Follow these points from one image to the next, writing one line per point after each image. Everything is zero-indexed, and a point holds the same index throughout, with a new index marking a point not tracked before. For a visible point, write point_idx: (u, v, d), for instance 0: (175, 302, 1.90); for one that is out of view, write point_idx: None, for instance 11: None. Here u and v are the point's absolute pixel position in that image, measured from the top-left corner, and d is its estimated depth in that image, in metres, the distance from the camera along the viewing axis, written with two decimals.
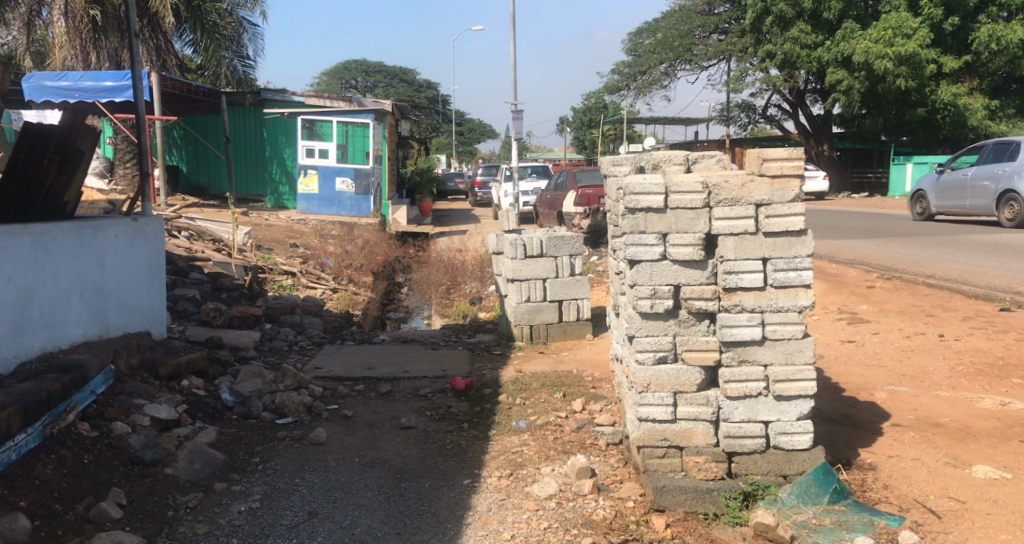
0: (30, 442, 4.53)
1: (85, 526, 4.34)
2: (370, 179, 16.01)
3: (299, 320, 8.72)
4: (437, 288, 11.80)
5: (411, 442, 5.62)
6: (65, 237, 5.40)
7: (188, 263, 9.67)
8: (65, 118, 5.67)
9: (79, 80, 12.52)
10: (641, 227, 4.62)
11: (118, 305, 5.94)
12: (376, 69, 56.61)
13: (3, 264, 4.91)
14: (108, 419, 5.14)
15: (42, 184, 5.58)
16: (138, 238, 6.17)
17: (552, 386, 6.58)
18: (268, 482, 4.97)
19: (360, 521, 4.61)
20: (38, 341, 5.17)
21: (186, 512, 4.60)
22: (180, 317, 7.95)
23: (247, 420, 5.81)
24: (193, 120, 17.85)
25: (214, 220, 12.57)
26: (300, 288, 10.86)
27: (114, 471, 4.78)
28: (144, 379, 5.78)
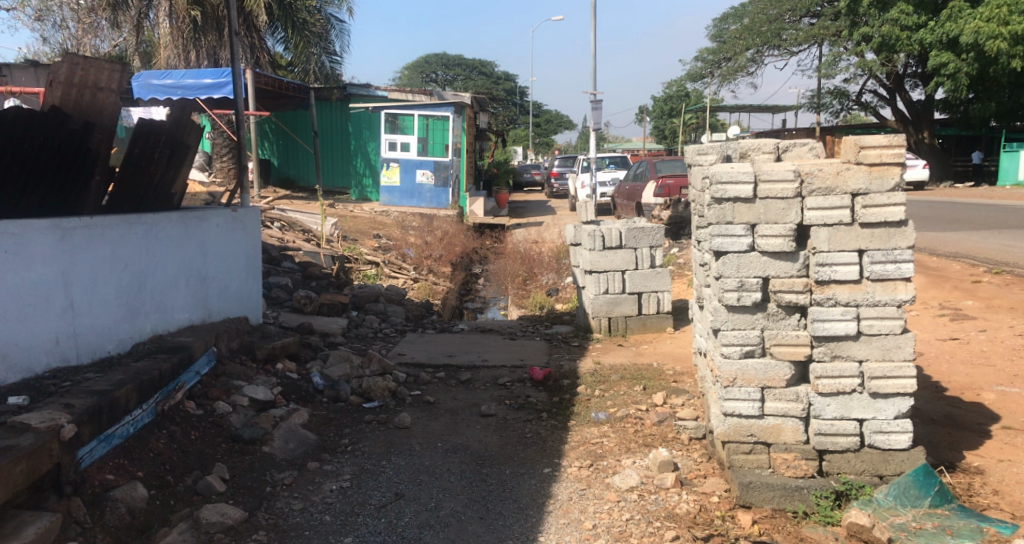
0: (145, 418, 4.67)
1: (193, 498, 4.50)
2: (449, 171, 16.01)
3: (382, 309, 8.83)
4: (514, 279, 11.79)
5: (491, 429, 5.63)
6: (174, 227, 5.58)
7: (280, 253, 9.91)
8: (176, 115, 5.75)
9: (181, 78, 12.78)
10: (728, 217, 4.51)
11: (220, 291, 6.13)
12: (456, 61, 56.52)
13: (120, 252, 5.07)
14: (211, 398, 5.29)
15: (152, 179, 5.77)
16: (237, 229, 6.34)
17: (631, 379, 6.50)
18: (357, 463, 5.07)
19: (443, 504, 4.65)
20: (150, 324, 5.35)
21: (283, 488, 4.74)
22: (274, 304, 8.18)
23: (336, 403, 5.93)
24: (283, 115, 18.22)
25: (302, 212, 12.82)
26: (382, 278, 11.01)
27: (216, 448, 4.92)
28: (242, 361, 5.96)
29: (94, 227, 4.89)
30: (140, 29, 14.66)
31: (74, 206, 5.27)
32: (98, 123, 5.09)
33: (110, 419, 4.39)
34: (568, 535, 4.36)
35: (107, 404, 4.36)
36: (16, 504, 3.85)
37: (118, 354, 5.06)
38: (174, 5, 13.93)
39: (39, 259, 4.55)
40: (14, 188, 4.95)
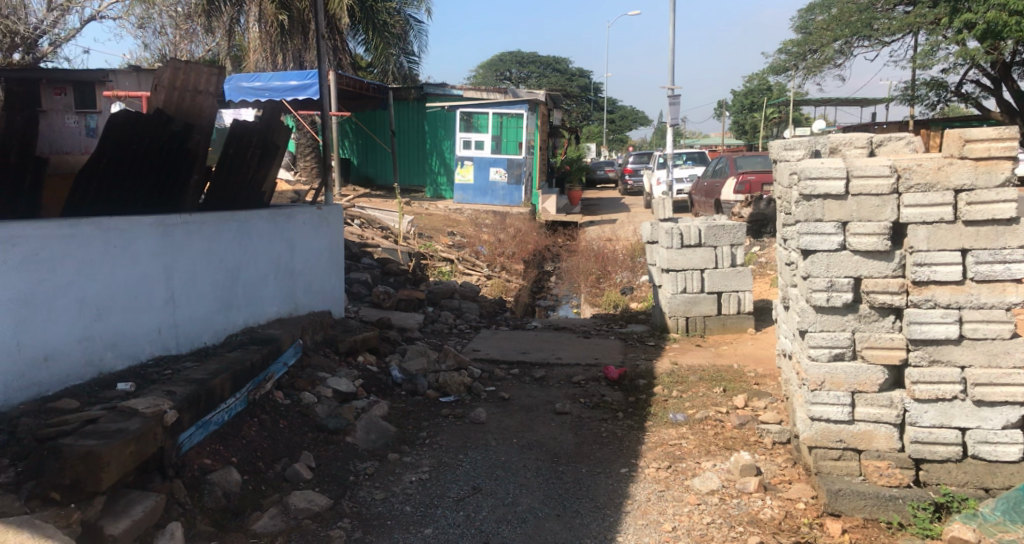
0: (238, 406, 4.79)
1: (282, 484, 4.60)
2: (522, 169, 15.95)
3: (457, 305, 8.84)
4: (587, 277, 11.65)
5: (566, 427, 5.55)
6: (263, 225, 5.87)
7: (360, 249, 10.03)
8: (267, 116, 5.90)
9: (269, 81, 12.97)
10: (817, 215, 4.34)
11: (305, 286, 6.38)
12: (531, 57, 56.23)
13: (216, 247, 5.37)
14: (298, 389, 5.39)
15: (247, 176, 5.93)
16: (322, 226, 6.58)
17: (710, 380, 6.33)
18: (435, 456, 5.10)
19: (520, 500, 4.63)
20: (242, 316, 5.63)
21: (365, 477, 4.81)
22: (354, 298, 8.30)
23: (414, 397, 5.96)
24: (364, 115, 18.48)
25: (380, 209, 12.95)
26: (457, 275, 11.02)
27: (303, 437, 5.02)
28: (326, 354, 6.06)
29: (192, 223, 5.15)
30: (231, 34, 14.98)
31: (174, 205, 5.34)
32: (196, 124, 5.20)
33: (207, 406, 4.50)
34: (646, 536, 4.27)
35: (205, 392, 4.48)
36: (124, 484, 3.92)
37: (213, 343, 5.33)
38: (263, 10, 14.18)
39: (142, 254, 4.77)
40: (119, 187, 5.08)
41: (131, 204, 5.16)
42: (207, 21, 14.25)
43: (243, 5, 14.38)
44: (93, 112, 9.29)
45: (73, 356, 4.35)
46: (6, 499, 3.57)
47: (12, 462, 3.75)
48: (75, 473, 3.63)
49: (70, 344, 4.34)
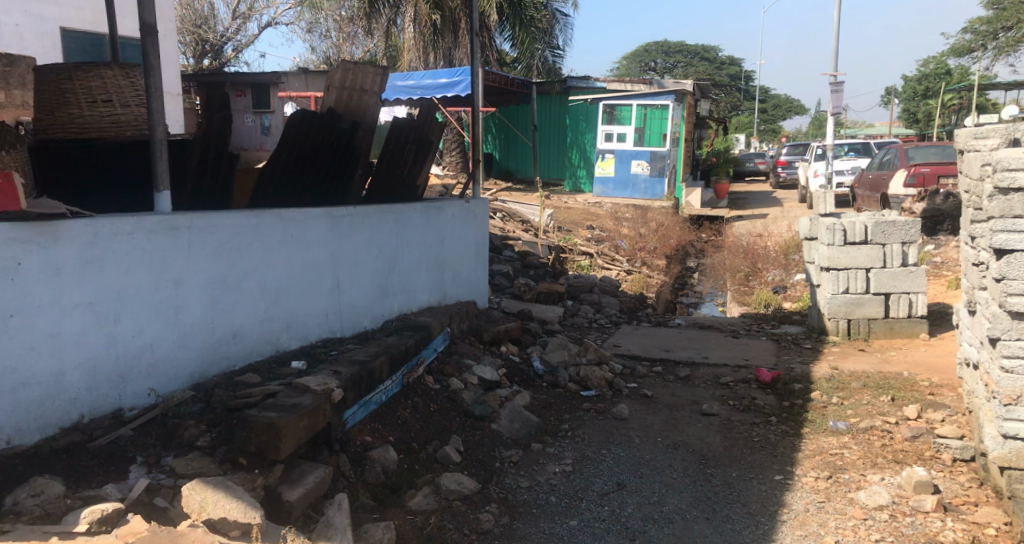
0: (393, 388, 4.80)
1: (434, 465, 4.56)
2: (665, 162, 15.54)
3: (597, 299, 8.61)
4: (734, 275, 11.15)
5: (714, 429, 5.25)
6: (418, 217, 5.87)
7: (502, 242, 10.01)
8: (425, 114, 5.92)
9: (421, 78, 13.13)
10: (1014, 210, 3.95)
11: (454, 276, 6.38)
12: (677, 47, 55.02)
13: (374, 238, 5.42)
14: (446, 375, 5.36)
15: (402, 172, 5.93)
16: (470, 219, 6.55)
17: (876, 388, 5.85)
18: (578, 449, 4.94)
19: (667, 500, 4.39)
20: (398, 304, 5.68)
21: (510, 465, 4.71)
22: (496, 290, 8.28)
23: (555, 389, 5.78)
24: (507, 110, 18.50)
25: (521, 202, 12.92)
26: (597, 269, 10.80)
27: (452, 421, 4.98)
28: (472, 342, 6.03)
29: (356, 215, 5.21)
30: (388, 35, 15.27)
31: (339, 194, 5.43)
32: (363, 122, 5.43)
33: (368, 385, 4.54)
34: None
35: (367, 373, 4.54)
36: (298, 454, 3.98)
37: (372, 329, 5.43)
38: (418, 11, 14.37)
39: (313, 243, 4.88)
40: (294, 180, 5.18)
41: (303, 195, 5.27)
42: (368, 24, 14.88)
43: (400, 6, 14.63)
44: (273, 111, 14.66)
45: (256, 335, 4.55)
46: (202, 460, 3.72)
47: (208, 428, 3.91)
48: (258, 441, 3.75)
49: (253, 323, 4.53)
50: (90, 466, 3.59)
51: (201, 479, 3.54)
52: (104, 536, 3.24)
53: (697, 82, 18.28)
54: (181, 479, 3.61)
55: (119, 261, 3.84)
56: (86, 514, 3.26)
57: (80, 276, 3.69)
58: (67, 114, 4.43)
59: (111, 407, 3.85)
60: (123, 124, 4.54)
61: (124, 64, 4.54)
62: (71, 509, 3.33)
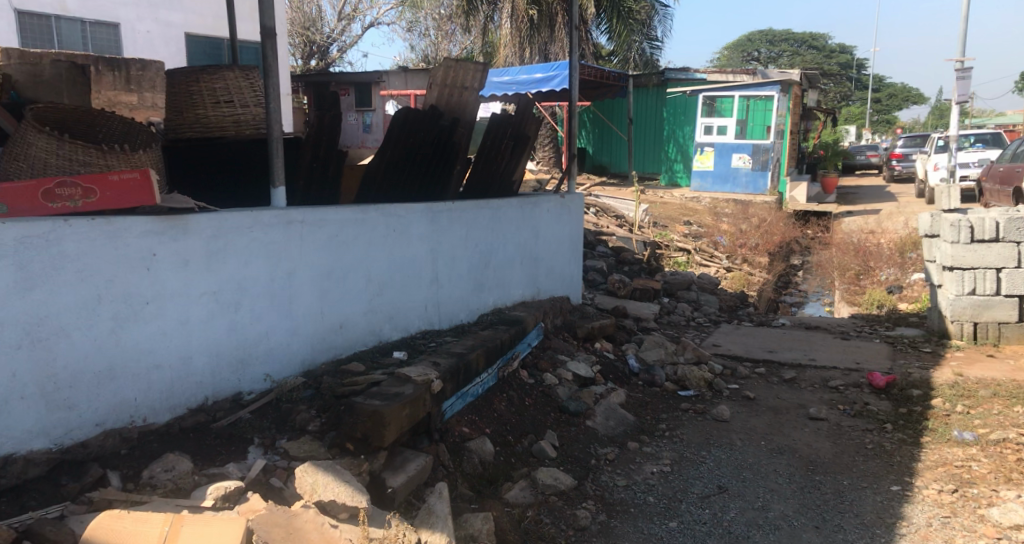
0: (488, 381, 4.84)
1: (529, 458, 4.60)
2: (769, 155, 15.14)
3: (694, 297, 8.48)
4: (845, 273, 10.76)
5: (823, 435, 5.09)
6: (513, 211, 5.89)
7: (595, 237, 10.00)
8: (521, 107, 5.94)
9: (516, 74, 13.11)
10: None
11: (548, 272, 6.39)
12: (786, 37, 52.72)
13: (471, 232, 5.47)
14: (540, 370, 5.38)
15: (499, 168, 5.94)
16: (565, 213, 6.53)
17: (1006, 397, 5.53)
18: (676, 449, 4.88)
19: (772, 505, 4.29)
20: (492, 298, 5.73)
21: (606, 463, 4.69)
22: (589, 286, 8.26)
23: (651, 388, 5.73)
24: (603, 104, 18.39)
25: (616, 197, 12.83)
26: (694, 266, 10.65)
27: (547, 416, 4.99)
28: (565, 338, 6.03)
29: (453, 210, 5.27)
30: (485, 31, 15.39)
31: (439, 187, 5.51)
32: (462, 118, 5.49)
33: (465, 378, 4.60)
34: None
35: (464, 365, 4.60)
36: (399, 442, 4.07)
37: (468, 322, 5.50)
38: (515, 5, 14.40)
39: (412, 236, 4.96)
40: (397, 176, 5.27)
41: (405, 190, 5.35)
42: (465, 21, 15.04)
43: (498, 3, 14.70)
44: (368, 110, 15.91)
45: (359, 326, 4.66)
46: (312, 444, 3.86)
47: (318, 413, 4.02)
48: (364, 427, 3.85)
49: (357, 314, 4.64)
50: (214, 444, 3.74)
51: (312, 463, 3.67)
52: (227, 513, 3.37)
53: (806, 73, 17.73)
54: (294, 461, 3.76)
55: (239, 253, 3.98)
56: (212, 491, 3.41)
57: (206, 267, 3.85)
58: (194, 114, 4.66)
59: (231, 390, 4.01)
60: (243, 124, 4.71)
61: (245, 66, 4.75)
62: (199, 485, 3.48)
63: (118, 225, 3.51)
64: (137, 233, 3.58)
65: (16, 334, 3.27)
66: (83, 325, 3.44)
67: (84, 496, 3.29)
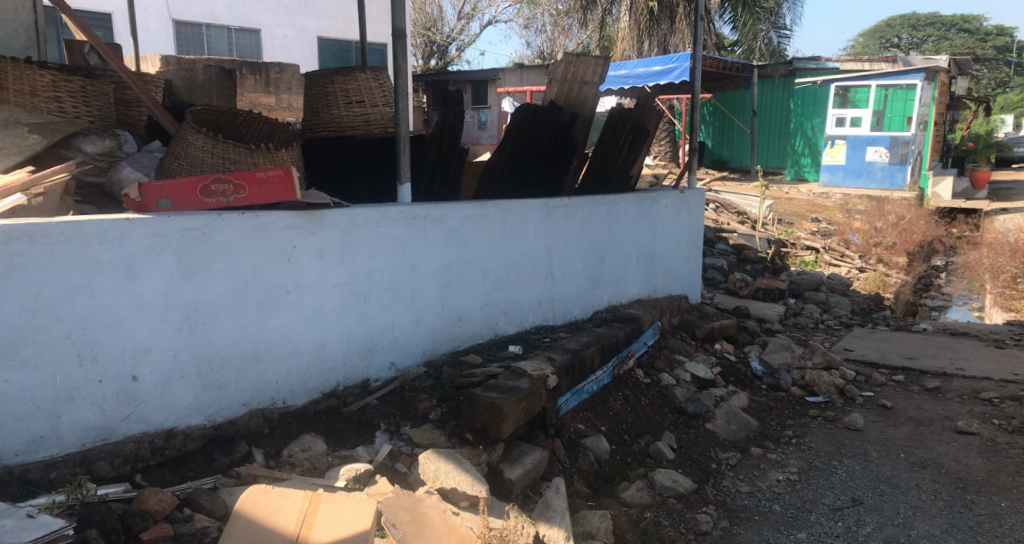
0: (604, 379, 4.92)
1: (647, 459, 4.63)
2: (909, 147, 14.50)
3: (824, 299, 8.26)
4: (994, 276, 10.18)
5: (975, 450, 4.87)
6: (631, 208, 5.92)
7: (715, 234, 9.94)
8: (641, 102, 5.96)
9: (634, 68, 13.02)
10: None
11: (664, 269, 6.40)
12: (925, 21, 48.06)
13: (588, 229, 5.54)
14: (657, 370, 5.41)
15: (615, 162, 5.99)
16: (685, 210, 6.51)
17: None
18: (804, 458, 4.81)
19: (915, 523, 4.17)
20: (606, 294, 5.79)
21: (728, 468, 4.68)
22: (709, 285, 8.23)
23: (776, 392, 5.69)
24: (725, 97, 18.06)
25: (739, 193, 12.62)
26: (823, 265, 10.39)
27: (664, 417, 5.03)
28: (683, 338, 6.07)
29: (571, 206, 5.35)
30: (604, 25, 15.36)
31: (555, 181, 5.61)
32: (580, 113, 5.60)
33: (580, 375, 4.69)
34: None
35: (579, 361, 4.68)
36: (516, 436, 4.19)
37: (582, 317, 5.59)
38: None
39: (530, 232, 5.08)
40: (517, 171, 5.39)
41: (524, 185, 5.47)
42: (583, 15, 15.08)
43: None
44: (483, 107, 16.20)
45: (477, 319, 4.81)
46: (434, 432, 4.00)
47: (439, 403, 4.20)
48: (483, 419, 3.98)
49: (475, 307, 4.79)
50: (345, 428, 3.96)
51: (434, 451, 3.80)
52: (358, 493, 3.53)
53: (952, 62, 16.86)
54: (417, 449, 3.90)
55: (369, 246, 4.18)
56: (345, 472, 3.59)
57: (340, 259, 4.07)
58: (329, 114, 4.92)
59: (360, 377, 4.22)
60: (373, 122, 4.94)
61: (375, 67, 4.95)
62: (332, 465, 3.69)
63: (265, 219, 3.75)
64: (281, 226, 3.82)
65: (177, 318, 3.53)
66: (233, 311, 3.69)
67: (234, 469, 3.55)
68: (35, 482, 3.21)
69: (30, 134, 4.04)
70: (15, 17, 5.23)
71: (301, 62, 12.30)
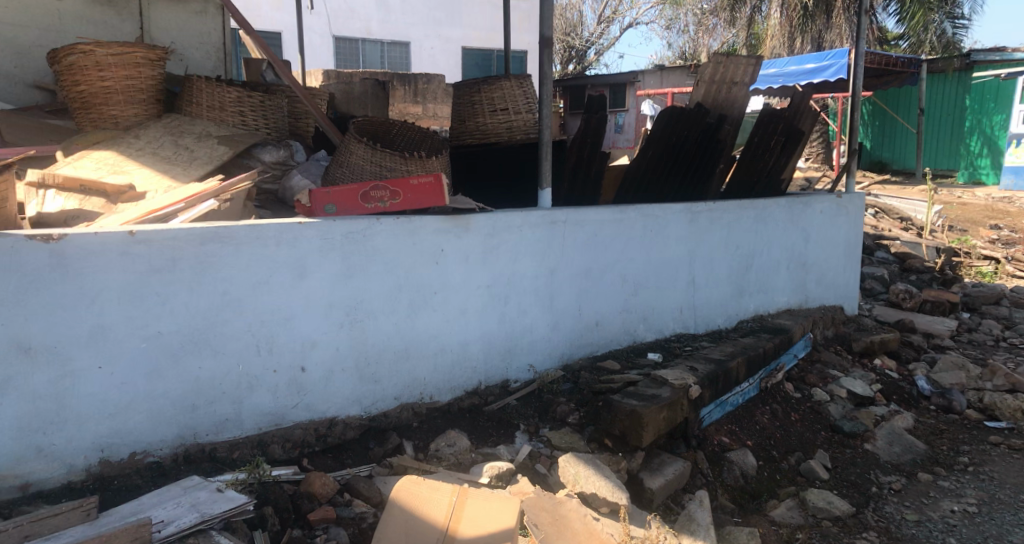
0: (750, 391, 4.91)
1: (798, 478, 4.57)
2: None
3: (1005, 313, 7.76)
4: None
5: None
6: (781, 213, 5.82)
7: (874, 242, 9.71)
8: (795, 101, 5.87)
9: (784, 66, 12.37)
10: None
11: (817, 278, 6.27)
12: None
13: (734, 235, 5.50)
14: (808, 384, 5.37)
15: (767, 164, 5.92)
16: (841, 215, 6.34)
17: None
18: (982, 489, 4.59)
19: None
20: (753, 303, 5.74)
21: (891, 492, 4.55)
22: (869, 296, 8.10)
23: (947, 414, 5.48)
24: None
25: (902, 198, 11.99)
26: (1003, 277, 9.45)
27: (817, 434, 4.96)
28: (838, 351, 6.01)
29: (716, 211, 5.33)
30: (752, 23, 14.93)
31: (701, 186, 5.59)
32: (727, 115, 5.57)
33: (724, 386, 4.68)
34: None
35: (723, 372, 4.66)
36: (657, 445, 4.22)
37: (725, 327, 5.57)
38: None
39: (672, 238, 5.09)
40: (659, 175, 5.43)
41: (667, 188, 5.51)
42: (730, 14, 14.77)
43: None
44: (620, 111, 16.23)
45: (615, 324, 4.87)
46: (572, 437, 4.11)
47: (577, 407, 4.29)
48: (622, 425, 4.04)
49: (614, 312, 4.85)
50: (487, 426, 4.11)
51: (574, 454, 3.89)
52: (500, 491, 3.68)
53: None
54: (556, 451, 4.03)
55: (510, 251, 4.32)
56: (488, 469, 3.74)
57: (483, 263, 4.23)
58: (475, 122, 5.11)
59: (500, 378, 4.37)
60: (516, 129, 5.07)
61: (519, 75, 5.09)
62: (476, 462, 3.84)
63: (415, 223, 3.94)
64: (430, 230, 4.00)
65: (339, 314, 3.77)
66: (387, 309, 3.91)
67: (387, 460, 3.75)
68: (222, 460, 3.48)
69: (217, 144, 4.49)
70: (207, 40, 5.84)
71: (446, 72, 12.73)
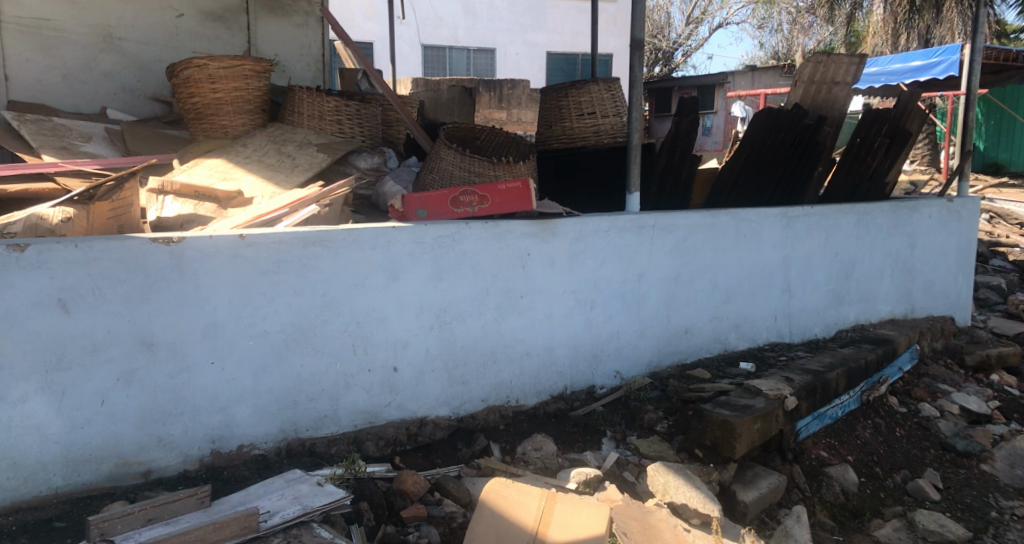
0: (850, 405, 4.75)
1: (904, 497, 4.38)
2: None
3: None
4: None
5: None
6: (886, 218, 5.59)
7: (989, 249, 9.24)
8: (902, 101, 5.65)
9: (889, 64, 11.90)
10: None
11: (925, 286, 6.01)
12: None
13: (835, 242, 5.32)
14: (915, 398, 5.16)
15: (870, 167, 5.71)
16: (952, 220, 6.06)
17: None
18: None
19: None
20: (853, 312, 5.56)
21: (1012, 517, 4.30)
22: (982, 306, 7.71)
23: None
24: None
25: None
26: None
27: (925, 453, 4.75)
28: (948, 365, 5.76)
29: (814, 216, 5.17)
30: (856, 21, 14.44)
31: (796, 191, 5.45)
32: (828, 116, 5.38)
33: (823, 399, 4.53)
34: None
35: (821, 384, 4.50)
36: (750, 457, 4.13)
37: (824, 337, 5.40)
38: None
39: (767, 243, 4.97)
40: (753, 180, 5.33)
41: (762, 192, 5.39)
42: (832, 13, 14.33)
43: None
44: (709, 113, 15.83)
45: (706, 331, 4.79)
46: (661, 445, 4.05)
47: (666, 415, 4.22)
48: (713, 436, 3.95)
49: (704, 319, 4.77)
50: (574, 432, 4.09)
51: (663, 462, 3.85)
52: (588, 497, 3.64)
53: None
54: (644, 459, 3.96)
55: (598, 255, 4.29)
56: (576, 475, 3.71)
57: (572, 268, 4.21)
58: (561, 127, 5.13)
59: (587, 383, 4.35)
60: (603, 132, 5.07)
61: (606, 79, 5.09)
62: (563, 467, 3.83)
63: (503, 228, 3.96)
64: (518, 235, 4.02)
65: (429, 317, 3.83)
66: (475, 311, 3.94)
67: (475, 461, 3.77)
68: (321, 455, 3.57)
69: (317, 152, 4.63)
70: (309, 52, 6.05)
71: (532, 77, 12.82)
